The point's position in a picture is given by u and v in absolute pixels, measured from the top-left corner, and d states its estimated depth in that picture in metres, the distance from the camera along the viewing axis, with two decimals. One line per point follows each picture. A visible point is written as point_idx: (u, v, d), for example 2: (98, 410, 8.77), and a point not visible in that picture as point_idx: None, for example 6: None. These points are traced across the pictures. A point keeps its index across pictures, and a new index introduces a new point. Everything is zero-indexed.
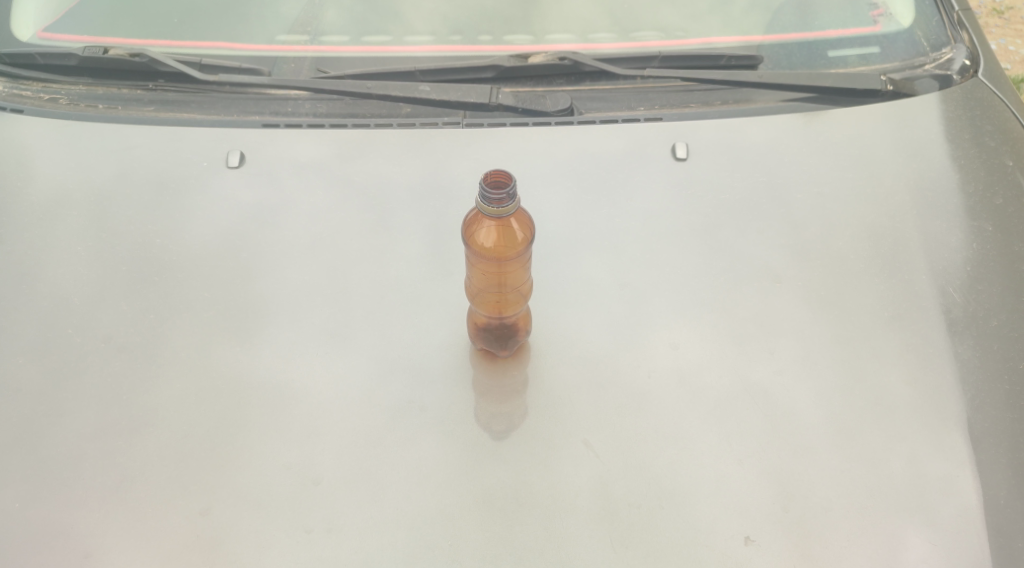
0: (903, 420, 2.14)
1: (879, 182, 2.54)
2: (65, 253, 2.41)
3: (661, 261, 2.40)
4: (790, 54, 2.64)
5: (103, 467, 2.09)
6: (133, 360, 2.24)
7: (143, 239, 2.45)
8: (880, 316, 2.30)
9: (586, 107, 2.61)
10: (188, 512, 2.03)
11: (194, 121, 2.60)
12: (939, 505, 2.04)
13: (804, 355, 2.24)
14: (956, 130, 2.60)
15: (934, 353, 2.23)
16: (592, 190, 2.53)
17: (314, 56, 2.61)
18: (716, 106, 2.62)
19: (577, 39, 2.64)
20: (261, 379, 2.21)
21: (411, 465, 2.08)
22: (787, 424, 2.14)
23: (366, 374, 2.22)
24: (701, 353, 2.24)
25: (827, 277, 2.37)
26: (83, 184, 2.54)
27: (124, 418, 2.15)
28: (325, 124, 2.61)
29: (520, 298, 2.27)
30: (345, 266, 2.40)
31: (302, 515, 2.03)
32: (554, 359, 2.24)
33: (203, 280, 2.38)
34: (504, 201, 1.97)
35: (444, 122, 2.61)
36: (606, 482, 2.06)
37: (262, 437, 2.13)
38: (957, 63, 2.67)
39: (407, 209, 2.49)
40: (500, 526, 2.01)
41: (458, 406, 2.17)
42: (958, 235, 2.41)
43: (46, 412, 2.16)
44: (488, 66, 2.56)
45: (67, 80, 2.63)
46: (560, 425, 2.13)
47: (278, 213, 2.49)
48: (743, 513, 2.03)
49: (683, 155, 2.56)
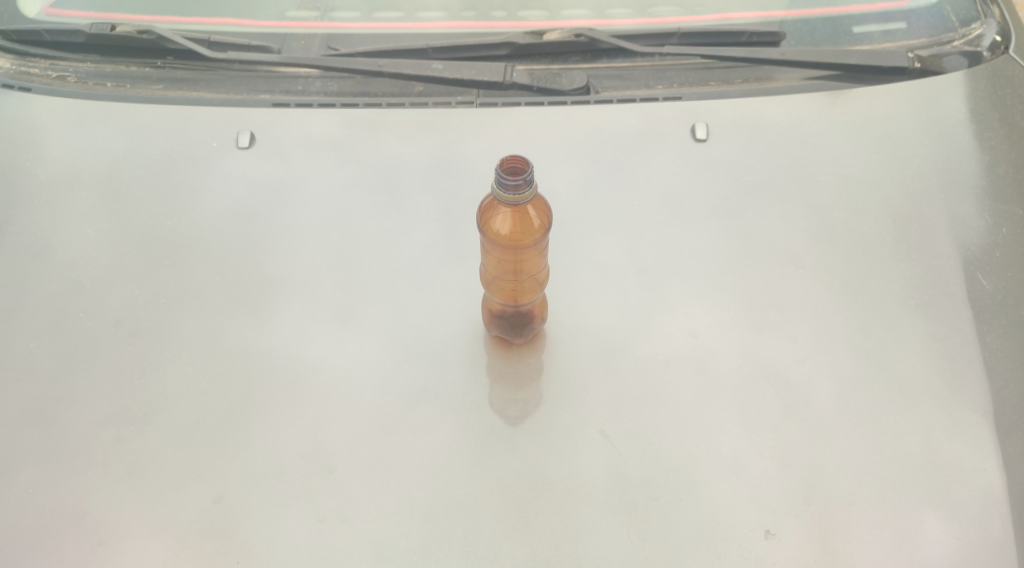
0: (929, 411, 2.09)
1: (904, 164, 2.48)
2: (74, 235, 2.38)
3: (680, 246, 2.34)
4: (814, 30, 2.55)
5: (114, 453, 2.06)
6: (142, 345, 2.21)
7: (153, 222, 2.40)
8: (904, 304, 2.24)
9: (603, 86, 2.54)
10: (199, 501, 2.00)
11: (204, 99, 2.56)
12: (965, 499, 2.00)
13: (826, 343, 2.19)
14: (984, 110, 2.52)
15: (960, 342, 2.18)
16: (609, 172, 2.47)
17: (324, 34, 2.55)
18: (737, 85, 2.55)
19: (593, 14, 2.57)
20: (274, 365, 2.18)
21: (424, 455, 2.04)
22: (809, 414, 2.09)
23: (379, 361, 2.18)
24: (721, 342, 2.19)
25: (850, 262, 2.31)
26: (93, 165, 2.50)
27: (135, 404, 2.12)
28: (336, 104, 2.55)
29: (537, 285, 2.20)
30: (357, 252, 2.35)
31: (315, 505, 2.00)
32: (570, 346, 2.20)
33: (212, 264, 2.34)
34: (521, 187, 1.92)
35: (457, 101, 2.55)
36: (623, 473, 2.02)
37: (273, 425, 2.09)
38: (988, 39, 2.57)
39: (420, 192, 2.45)
40: (515, 518, 1.97)
41: (472, 394, 2.13)
42: (986, 220, 2.35)
43: (55, 399, 2.13)
44: (503, 44, 2.48)
45: (74, 57, 2.56)
46: (577, 415, 2.09)
47: (288, 195, 2.45)
48: (764, 506, 1.99)
49: (702, 136, 2.51)
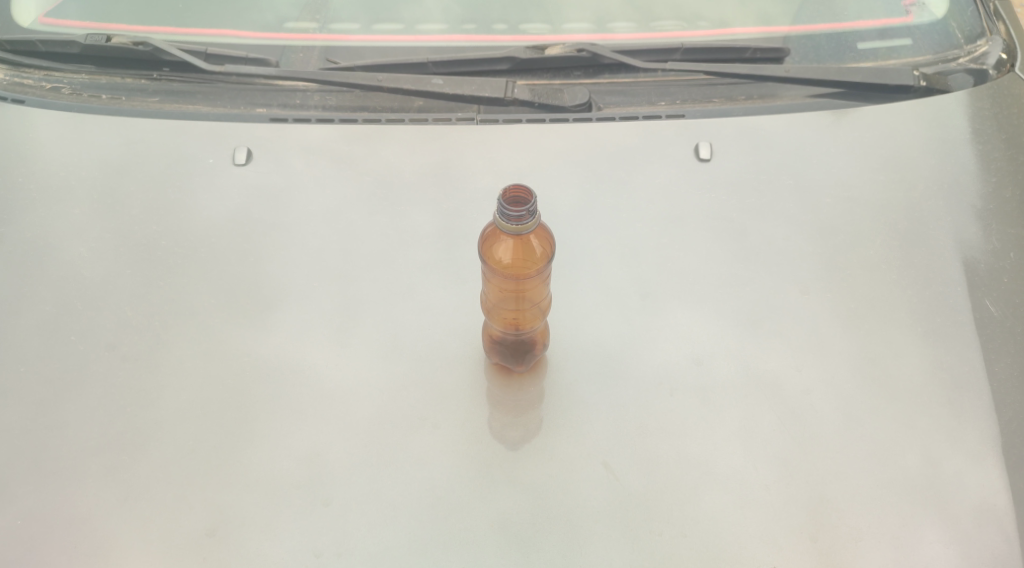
0: (936, 444, 2.07)
1: (911, 185, 2.44)
2: (66, 254, 2.33)
3: (684, 270, 2.31)
4: (818, 46, 2.51)
5: (105, 483, 2.02)
6: (136, 370, 2.17)
7: (146, 241, 2.36)
8: (912, 332, 2.21)
9: (605, 103, 2.52)
10: (194, 533, 1.97)
11: (200, 114, 2.52)
12: (972, 536, 1.98)
13: (832, 373, 2.16)
14: (992, 130, 2.49)
15: (967, 371, 2.16)
16: (610, 192, 2.43)
17: (323, 46, 2.51)
18: (741, 102, 2.52)
19: (593, 28, 2.53)
20: (270, 392, 2.14)
21: (425, 486, 2.01)
22: (815, 447, 2.07)
23: (378, 387, 2.14)
24: (724, 371, 2.16)
25: (856, 289, 2.28)
26: (86, 180, 2.45)
27: (128, 431, 2.09)
28: (334, 119, 2.51)
29: (539, 313, 2.16)
30: (354, 273, 2.31)
31: (311, 538, 1.96)
32: (571, 372, 2.17)
33: (207, 285, 2.30)
34: (524, 218, 1.88)
35: (457, 117, 2.51)
36: (626, 507, 1.99)
37: (269, 454, 2.06)
38: (993, 57, 2.54)
39: (420, 211, 2.41)
40: (517, 555, 1.94)
41: (472, 423, 2.10)
42: (994, 244, 2.32)
43: (47, 425, 2.09)
44: (504, 58, 2.45)
45: (70, 68, 2.52)
46: (579, 446, 2.07)
47: (285, 214, 2.41)
48: (769, 542, 1.97)
49: (706, 156, 2.47)
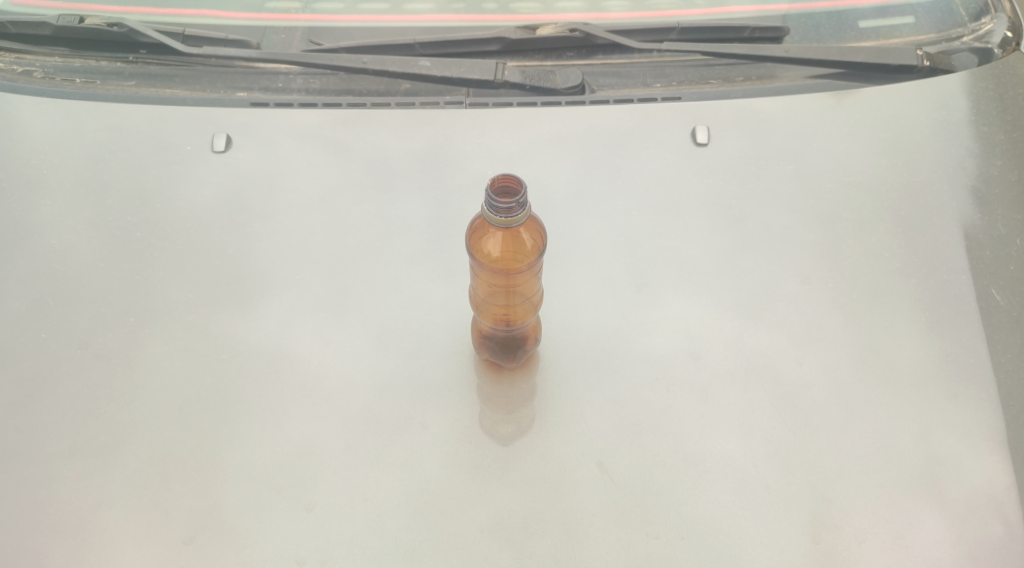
0: (943, 439, 2.00)
1: (914, 169, 2.36)
2: (38, 247, 2.24)
3: (681, 258, 2.24)
4: (819, 24, 2.40)
5: (79, 489, 1.94)
6: (110, 369, 2.08)
7: (121, 232, 2.27)
8: (916, 322, 2.14)
9: (598, 85, 2.39)
10: (171, 541, 1.89)
11: (178, 98, 2.40)
12: (980, 536, 1.91)
13: (834, 366, 2.08)
14: (998, 112, 2.40)
15: (974, 363, 2.08)
16: (604, 178, 2.35)
17: (304, 27, 2.37)
18: (739, 83, 2.41)
19: (586, 7, 2.40)
20: (249, 391, 2.05)
21: (412, 488, 1.94)
22: (817, 445, 1.99)
23: (364, 385, 2.06)
24: (724, 364, 2.09)
25: (859, 279, 2.20)
26: (59, 169, 2.34)
27: (102, 434, 2.00)
28: (317, 103, 2.40)
29: (531, 308, 2.10)
30: (338, 265, 2.23)
31: (294, 545, 1.89)
32: (565, 368, 2.09)
33: (184, 279, 2.21)
34: (513, 210, 1.80)
35: (445, 101, 2.40)
36: (620, 510, 1.92)
37: (248, 456, 1.98)
38: (998, 35, 2.43)
39: (407, 199, 2.32)
40: (508, 559, 1.87)
41: (462, 421, 2.02)
42: (1000, 230, 2.24)
43: (18, 429, 2.01)
44: (493, 39, 2.33)
45: (42, 51, 2.37)
46: (572, 446, 1.99)
47: (267, 204, 2.31)
48: (770, 545, 1.90)
49: (704, 140, 2.38)
